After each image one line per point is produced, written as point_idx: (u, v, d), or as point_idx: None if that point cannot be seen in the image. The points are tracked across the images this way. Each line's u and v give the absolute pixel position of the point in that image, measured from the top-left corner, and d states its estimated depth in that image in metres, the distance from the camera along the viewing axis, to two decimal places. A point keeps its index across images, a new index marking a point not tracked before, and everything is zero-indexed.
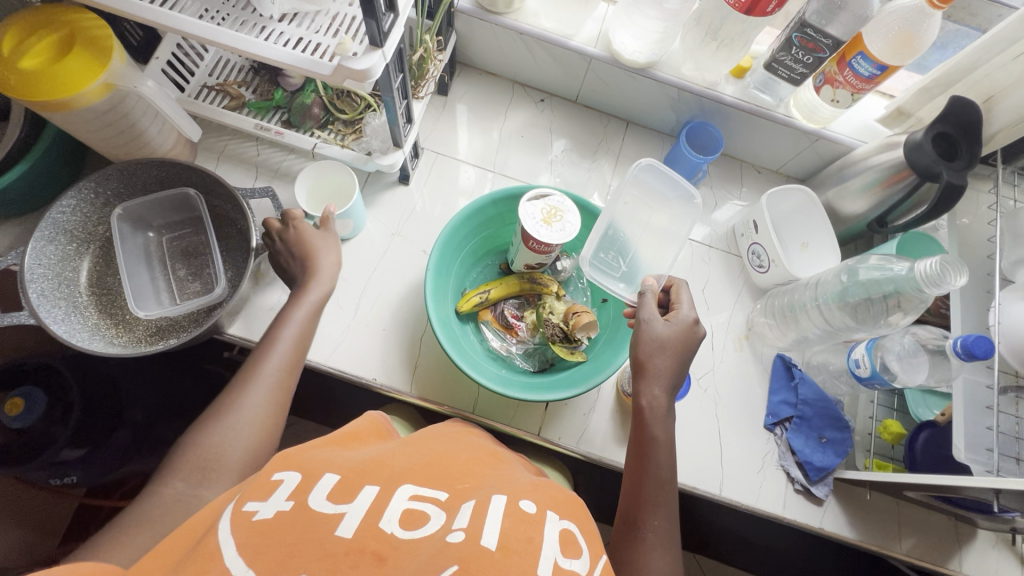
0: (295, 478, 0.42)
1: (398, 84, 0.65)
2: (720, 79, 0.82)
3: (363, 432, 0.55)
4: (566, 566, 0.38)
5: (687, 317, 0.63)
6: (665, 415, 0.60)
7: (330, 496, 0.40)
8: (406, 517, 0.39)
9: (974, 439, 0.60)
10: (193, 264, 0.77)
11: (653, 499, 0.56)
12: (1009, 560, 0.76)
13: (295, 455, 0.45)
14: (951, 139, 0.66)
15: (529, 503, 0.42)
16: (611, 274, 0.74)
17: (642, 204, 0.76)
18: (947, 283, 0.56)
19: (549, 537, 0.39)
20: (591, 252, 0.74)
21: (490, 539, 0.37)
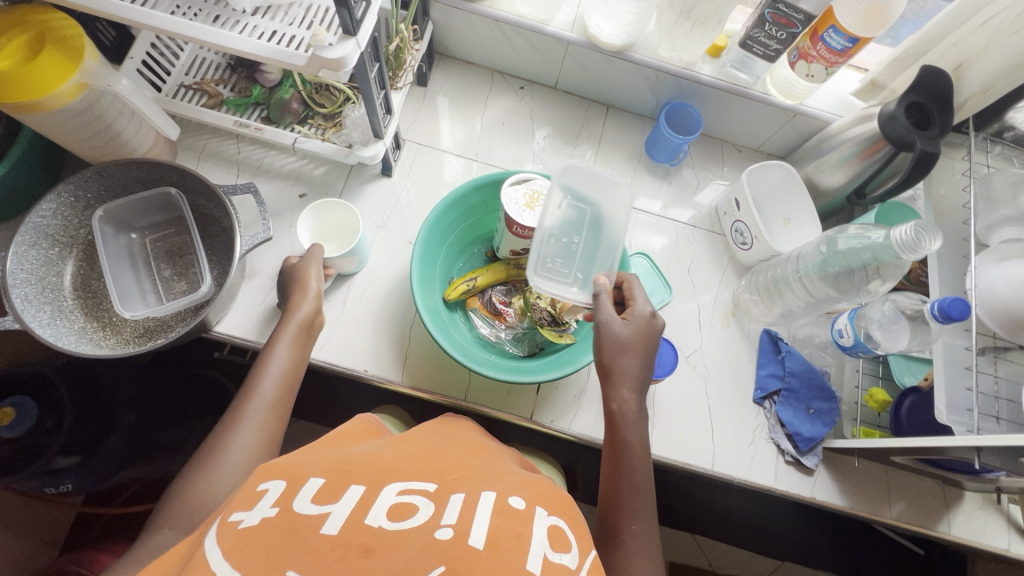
0: (280, 485, 0.42)
1: (375, 74, 0.65)
2: (696, 59, 0.83)
3: (354, 432, 0.56)
4: (555, 560, 0.39)
5: (643, 313, 0.64)
6: (638, 416, 0.61)
7: (315, 497, 0.41)
8: (395, 511, 0.40)
9: (954, 400, 0.62)
10: (178, 264, 0.76)
11: (630, 506, 0.57)
12: (996, 519, 0.78)
13: (279, 461, 0.45)
14: (924, 108, 0.67)
15: (518, 500, 0.43)
16: (564, 280, 0.69)
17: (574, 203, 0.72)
18: (923, 249, 0.57)
19: (537, 532, 0.40)
20: (537, 265, 0.68)
21: (478, 538, 0.37)
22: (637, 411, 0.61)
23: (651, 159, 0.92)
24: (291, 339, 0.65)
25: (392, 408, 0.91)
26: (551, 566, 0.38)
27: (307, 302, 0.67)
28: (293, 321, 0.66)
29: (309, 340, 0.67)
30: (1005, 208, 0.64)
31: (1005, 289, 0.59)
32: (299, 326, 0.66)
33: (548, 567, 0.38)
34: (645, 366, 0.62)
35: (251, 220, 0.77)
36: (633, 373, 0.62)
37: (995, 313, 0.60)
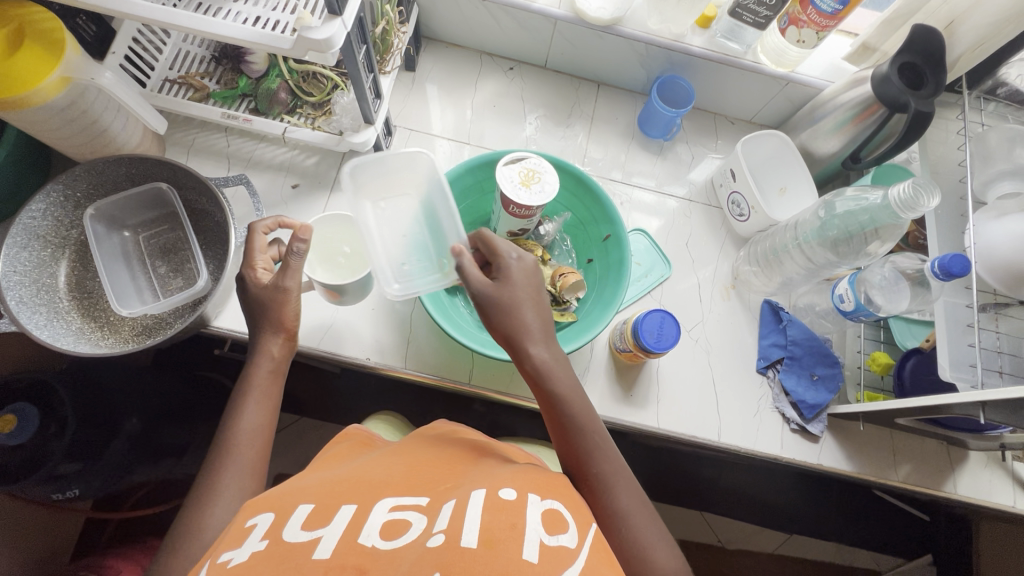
0: (268, 517, 0.45)
1: (362, 56, 0.64)
2: (686, 31, 0.82)
3: (345, 450, 0.62)
4: (552, 542, 0.41)
5: (514, 263, 0.60)
6: (552, 369, 0.57)
7: (306, 524, 0.44)
8: (387, 529, 0.43)
9: (957, 356, 0.62)
10: (173, 261, 0.76)
11: (583, 454, 0.55)
12: (1001, 476, 0.79)
13: (267, 496, 0.48)
14: (916, 68, 0.67)
15: (508, 491, 0.45)
16: (426, 275, 0.67)
17: (389, 203, 0.72)
18: (922, 207, 0.57)
19: (531, 520, 0.43)
20: (390, 278, 0.65)
21: (470, 538, 0.40)
22: (555, 357, 0.58)
23: (644, 135, 0.92)
24: (261, 389, 0.61)
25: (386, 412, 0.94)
26: (549, 550, 0.40)
27: (276, 342, 0.63)
28: (262, 370, 0.62)
29: (278, 388, 0.63)
30: (1002, 163, 0.64)
31: (1003, 245, 0.59)
32: (269, 375, 0.62)
33: (545, 550, 0.40)
34: (544, 313, 0.60)
35: (245, 213, 0.76)
36: (534, 325, 0.58)
37: (994, 270, 0.60)
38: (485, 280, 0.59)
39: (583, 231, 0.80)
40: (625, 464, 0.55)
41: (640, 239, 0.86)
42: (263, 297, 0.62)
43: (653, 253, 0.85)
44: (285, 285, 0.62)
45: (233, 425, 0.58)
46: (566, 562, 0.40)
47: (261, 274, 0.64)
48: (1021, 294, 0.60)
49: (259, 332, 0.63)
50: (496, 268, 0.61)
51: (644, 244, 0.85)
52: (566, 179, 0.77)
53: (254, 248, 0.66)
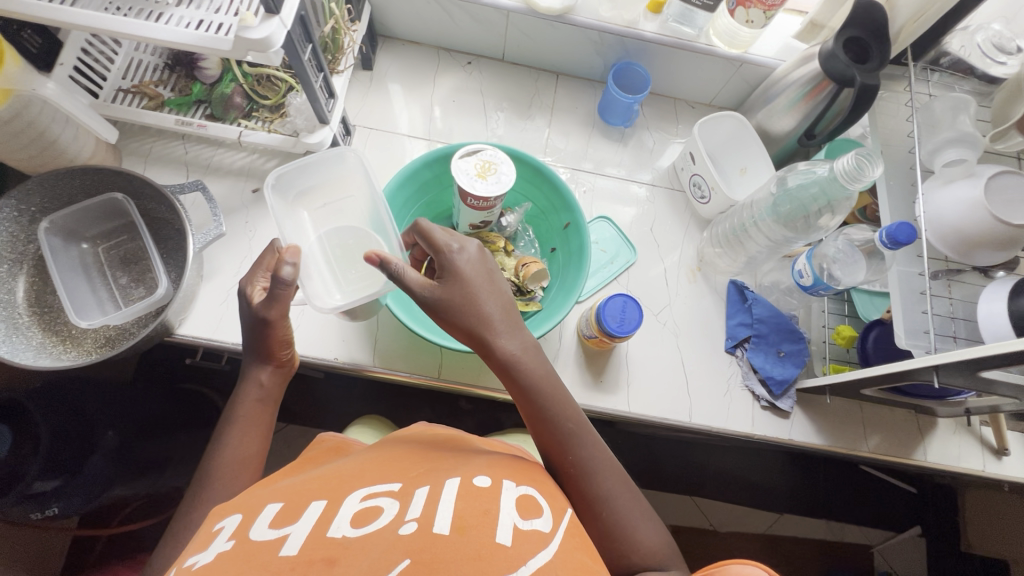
0: (235, 519, 0.46)
1: (309, 56, 0.64)
2: (638, 17, 0.83)
3: (320, 454, 0.65)
4: (525, 524, 0.43)
5: (458, 259, 0.59)
6: (518, 363, 0.57)
7: (273, 523, 0.44)
8: (358, 518, 0.43)
9: (912, 325, 0.63)
10: (134, 270, 0.75)
11: (558, 442, 0.55)
12: (970, 442, 0.80)
13: (233, 501, 0.48)
14: (862, 43, 0.68)
15: (484, 480, 0.48)
16: (367, 279, 0.69)
17: (325, 211, 0.75)
18: (866, 176, 0.58)
19: (505, 507, 0.44)
20: (334, 293, 0.67)
21: (443, 525, 0.41)
22: (524, 347, 0.58)
23: (605, 123, 0.92)
24: (249, 416, 0.65)
25: (371, 418, 0.94)
26: (522, 532, 0.42)
27: (263, 371, 0.67)
28: (250, 399, 0.66)
29: (268, 414, 0.67)
30: (946, 131, 0.65)
31: (951, 211, 0.61)
32: (256, 403, 0.66)
33: (520, 532, 0.42)
34: (503, 301, 0.60)
35: (204, 218, 0.76)
36: (489, 320, 0.58)
37: (944, 237, 0.62)
38: (426, 283, 0.58)
39: (544, 220, 0.81)
40: (600, 447, 0.56)
41: (604, 227, 0.86)
42: (245, 324, 0.65)
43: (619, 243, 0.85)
44: (270, 317, 0.62)
45: (222, 451, 0.63)
46: (539, 545, 0.42)
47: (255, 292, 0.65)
48: (973, 259, 0.61)
49: (248, 361, 0.67)
50: (440, 264, 0.59)
51: (608, 230, 0.86)
52: (523, 169, 0.77)
53: (259, 266, 0.66)
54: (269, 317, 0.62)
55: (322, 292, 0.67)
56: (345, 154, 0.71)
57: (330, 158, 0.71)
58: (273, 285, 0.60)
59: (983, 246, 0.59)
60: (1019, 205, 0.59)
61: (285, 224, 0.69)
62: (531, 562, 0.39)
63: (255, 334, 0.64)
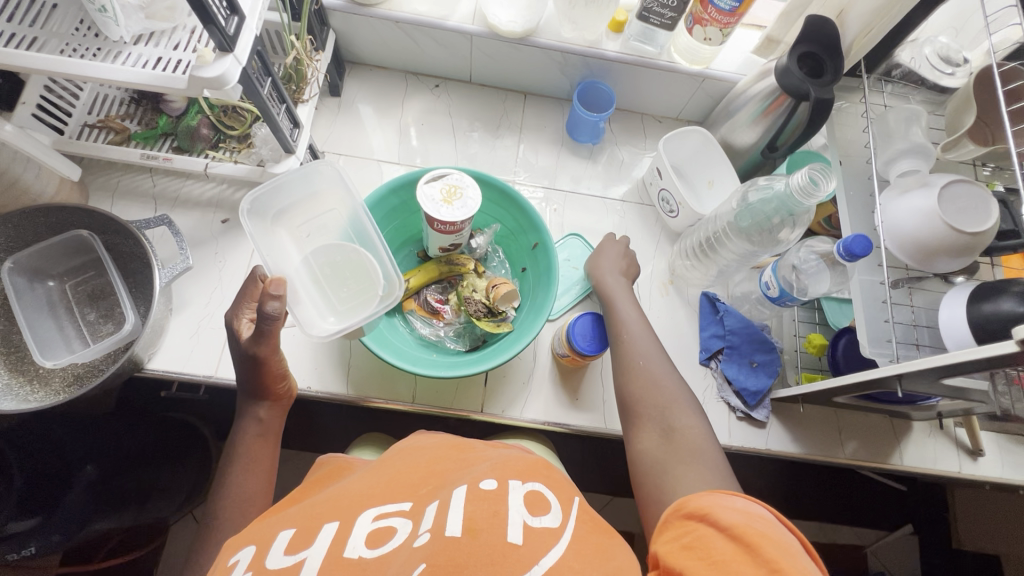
0: (249, 551, 0.48)
1: (269, 89, 0.64)
2: (600, 37, 0.84)
3: (325, 475, 0.64)
4: (535, 522, 0.46)
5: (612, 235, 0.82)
6: (620, 281, 0.75)
7: (290, 548, 0.47)
8: (373, 538, 0.47)
9: (876, 334, 0.64)
10: (103, 306, 0.75)
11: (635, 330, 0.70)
12: (945, 444, 0.81)
13: (246, 533, 0.51)
14: (817, 58, 0.70)
15: (490, 483, 0.49)
16: (360, 300, 0.70)
17: (305, 227, 0.73)
18: (820, 192, 0.59)
19: (513, 505, 0.47)
20: (329, 316, 0.69)
21: (455, 528, 0.44)
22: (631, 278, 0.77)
23: (574, 141, 0.93)
24: (251, 454, 0.64)
25: (371, 434, 0.92)
26: (531, 530, 0.45)
27: (261, 408, 0.66)
28: (250, 435, 0.65)
29: (272, 447, 0.67)
30: (900, 142, 0.66)
31: (908, 221, 0.62)
32: (257, 439, 0.65)
33: (529, 528, 0.45)
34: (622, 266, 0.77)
35: (170, 252, 0.76)
36: (624, 268, 0.78)
37: (903, 246, 0.63)
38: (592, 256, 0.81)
39: (513, 241, 0.81)
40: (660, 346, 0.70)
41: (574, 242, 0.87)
42: (235, 361, 0.64)
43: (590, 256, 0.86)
44: (262, 353, 0.61)
45: (223, 490, 0.62)
46: (549, 543, 0.45)
47: (242, 328, 0.63)
48: (932, 266, 0.62)
49: (243, 400, 0.66)
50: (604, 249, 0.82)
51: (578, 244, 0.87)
52: (490, 191, 0.77)
53: (244, 297, 0.64)
54: (259, 353, 0.61)
55: (315, 315, 0.69)
56: (324, 168, 0.71)
57: (303, 175, 0.70)
58: (261, 318, 0.59)
59: (941, 254, 0.60)
60: (973, 212, 0.60)
61: (268, 250, 0.69)
62: (544, 560, 0.42)
63: (247, 369, 0.63)
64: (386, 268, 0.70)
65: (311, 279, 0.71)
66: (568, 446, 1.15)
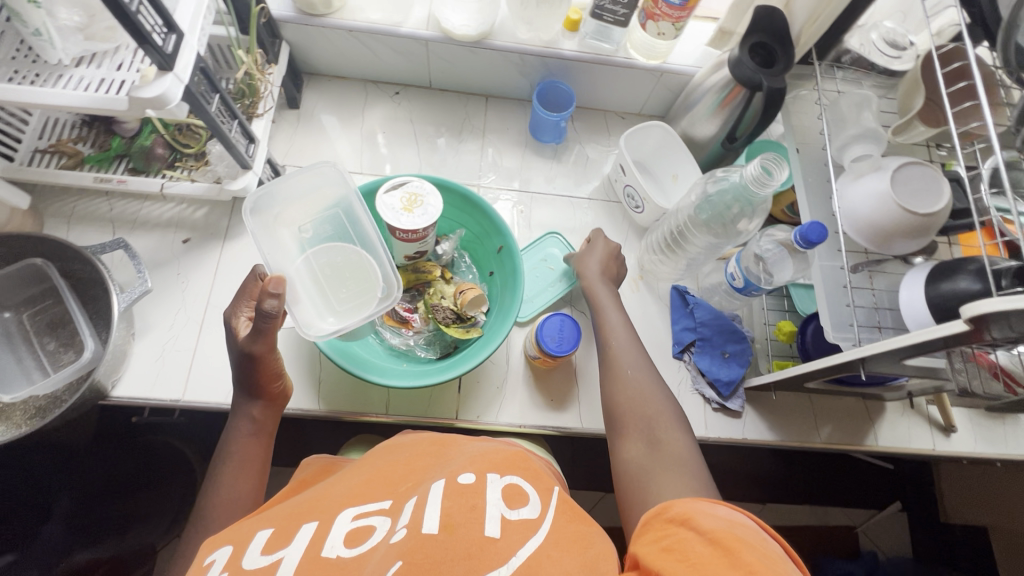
0: (226, 552, 0.46)
1: (217, 106, 0.63)
2: (557, 36, 0.84)
3: (310, 477, 0.63)
4: (513, 514, 0.46)
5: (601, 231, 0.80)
6: (606, 285, 0.74)
7: (266, 548, 0.46)
8: (351, 537, 0.46)
9: (838, 318, 0.64)
10: (63, 335, 0.74)
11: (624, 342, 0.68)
12: (918, 422, 0.82)
13: (223, 531, 0.49)
14: (768, 48, 0.70)
15: (468, 476, 0.49)
16: (360, 299, 0.67)
17: (303, 222, 0.69)
18: (774, 182, 0.60)
19: (491, 498, 0.47)
20: (330, 317, 0.65)
21: (432, 525, 0.44)
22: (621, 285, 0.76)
23: (538, 141, 0.93)
24: (243, 454, 0.63)
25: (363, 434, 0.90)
26: (510, 523, 0.45)
27: (254, 407, 0.65)
28: (243, 434, 0.64)
29: (265, 447, 0.65)
30: (852, 127, 0.67)
31: (863, 205, 0.62)
32: (251, 438, 0.64)
33: (508, 522, 0.45)
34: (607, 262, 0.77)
35: (129, 275, 0.74)
36: (611, 271, 0.76)
37: (860, 230, 0.63)
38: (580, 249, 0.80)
39: (478, 246, 0.81)
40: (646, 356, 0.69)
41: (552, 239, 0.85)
42: (232, 359, 0.62)
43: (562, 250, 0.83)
44: (258, 350, 0.60)
45: (214, 490, 0.61)
46: (528, 534, 0.45)
47: (239, 325, 0.63)
48: (890, 249, 0.63)
49: (237, 398, 0.65)
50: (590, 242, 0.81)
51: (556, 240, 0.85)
52: (451, 196, 0.77)
53: (243, 295, 0.64)
54: (256, 351, 0.60)
55: (314, 316, 0.65)
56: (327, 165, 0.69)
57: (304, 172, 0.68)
58: (260, 315, 0.58)
59: (897, 236, 0.61)
60: (925, 193, 0.60)
61: (266, 248, 0.66)
62: (521, 551, 0.43)
63: (243, 366, 0.62)
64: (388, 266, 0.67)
65: (310, 277, 0.67)
66: (554, 446, 1.15)
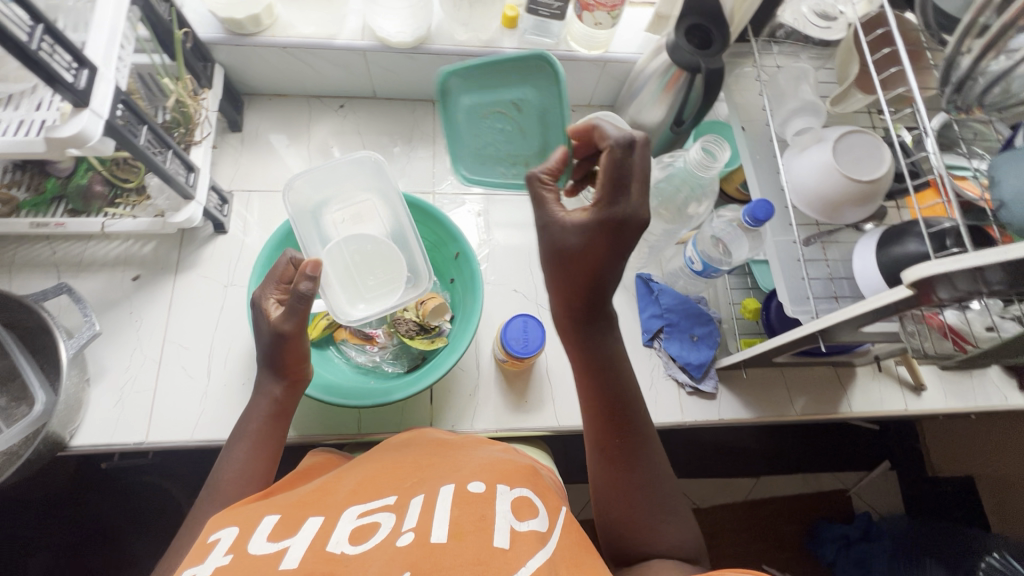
0: (232, 532, 0.46)
1: (146, 138, 0.61)
2: (496, 35, 0.83)
3: (316, 468, 0.62)
4: (522, 527, 0.46)
5: (618, 154, 0.46)
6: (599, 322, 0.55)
7: (272, 535, 0.45)
8: (355, 535, 0.45)
9: (796, 291, 0.64)
10: (13, 389, 0.71)
11: (622, 415, 0.56)
12: (889, 384, 0.83)
13: (229, 512, 0.48)
14: (704, 29, 0.70)
15: (477, 485, 0.50)
16: (386, 290, 0.71)
17: (342, 215, 0.75)
18: (714, 163, 0.60)
19: (500, 509, 0.47)
20: (356, 304, 0.70)
21: (440, 533, 0.44)
22: (614, 313, 0.57)
23: None
24: (260, 431, 0.62)
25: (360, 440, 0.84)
26: (519, 534, 0.45)
27: (278, 386, 0.63)
28: (262, 412, 0.62)
29: (280, 429, 0.64)
30: (792, 101, 0.68)
31: (809, 177, 0.62)
32: (270, 417, 0.63)
33: (517, 533, 0.45)
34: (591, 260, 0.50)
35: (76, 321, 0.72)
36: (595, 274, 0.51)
37: (808, 202, 0.63)
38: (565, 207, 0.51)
39: (437, 253, 0.80)
40: (649, 423, 0.58)
41: (535, 66, 0.68)
42: (262, 341, 0.62)
43: (547, 92, 0.69)
44: (288, 329, 0.59)
45: (225, 467, 0.60)
46: (536, 545, 0.45)
47: (272, 309, 0.62)
48: (840, 218, 0.63)
49: (262, 374, 0.63)
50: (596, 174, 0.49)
51: (540, 70, 0.68)
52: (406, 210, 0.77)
53: (272, 277, 0.63)
54: (286, 331, 0.59)
55: (344, 300, 0.70)
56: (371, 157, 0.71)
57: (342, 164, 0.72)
58: (295, 298, 0.58)
59: (846, 204, 0.61)
60: (866, 161, 0.61)
61: (302, 235, 0.70)
62: (529, 562, 0.42)
63: (273, 347, 0.60)
64: (414, 260, 0.71)
65: (342, 263, 0.72)
66: None
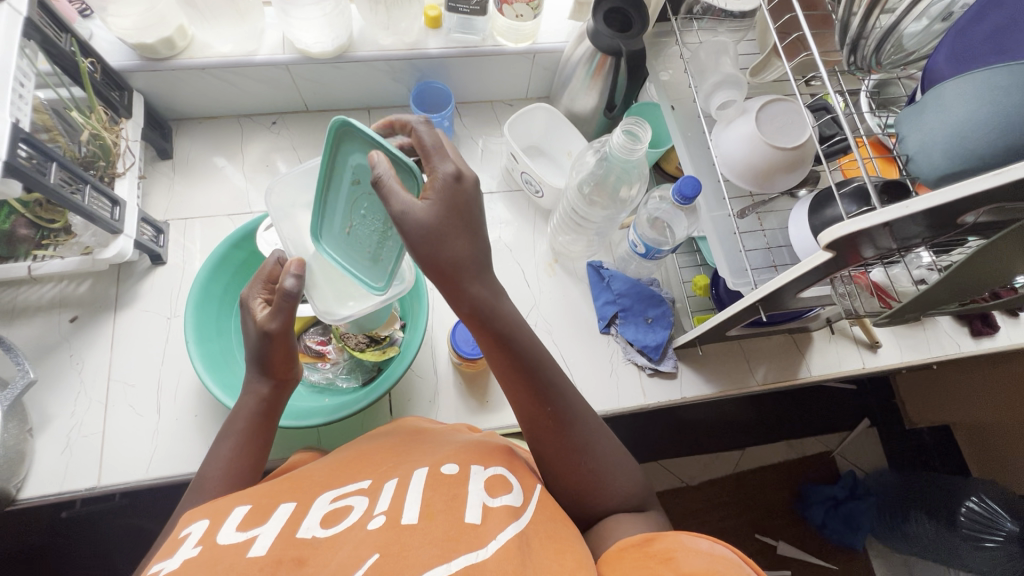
0: (202, 524, 0.43)
1: (58, 175, 0.58)
2: (420, 36, 0.82)
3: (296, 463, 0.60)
4: (494, 502, 0.45)
5: (420, 129, 0.49)
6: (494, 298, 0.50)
7: (242, 525, 0.42)
8: (325, 520, 0.43)
9: (735, 264, 0.65)
10: None
11: (544, 390, 0.52)
12: (845, 344, 0.84)
13: (199, 507, 0.45)
14: (623, 11, 0.70)
15: (450, 467, 0.49)
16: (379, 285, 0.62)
17: None
18: (637, 145, 0.60)
19: (473, 488, 0.46)
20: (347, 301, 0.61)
21: (411, 514, 0.42)
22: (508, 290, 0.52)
23: None
24: (242, 432, 0.58)
25: None
26: (490, 510, 0.44)
27: (265, 386, 0.60)
28: (246, 411, 0.59)
29: (268, 431, 0.60)
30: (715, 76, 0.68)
31: (735, 149, 0.63)
32: (250, 417, 0.59)
33: (490, 508, 0.44)
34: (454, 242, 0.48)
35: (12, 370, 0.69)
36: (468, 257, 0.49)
37: (738, 173, 0.63)
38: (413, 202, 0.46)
39: None
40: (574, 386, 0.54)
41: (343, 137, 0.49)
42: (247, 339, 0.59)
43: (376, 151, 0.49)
44: (273, 329, 0.55)
45: (211, 464, 0.57)
46: (508, 518, 0.43)
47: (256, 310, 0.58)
48: (774, 186, 0.63)
49: (250, 371, 0.60)
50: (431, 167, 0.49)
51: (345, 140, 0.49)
52: None
53: (258, 278, 0.61)
54: (273, 329, 0.55)
55: (332, 300, 0.60)
56: None
57: None
58: (280, 296, 0.53)
59: (777, 171, 0.61)
60: (792, 127, 0.61)
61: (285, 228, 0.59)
62: (500, 536, 0.41)
63: (260, 346, 0.57)
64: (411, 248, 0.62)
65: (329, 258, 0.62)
66: None
